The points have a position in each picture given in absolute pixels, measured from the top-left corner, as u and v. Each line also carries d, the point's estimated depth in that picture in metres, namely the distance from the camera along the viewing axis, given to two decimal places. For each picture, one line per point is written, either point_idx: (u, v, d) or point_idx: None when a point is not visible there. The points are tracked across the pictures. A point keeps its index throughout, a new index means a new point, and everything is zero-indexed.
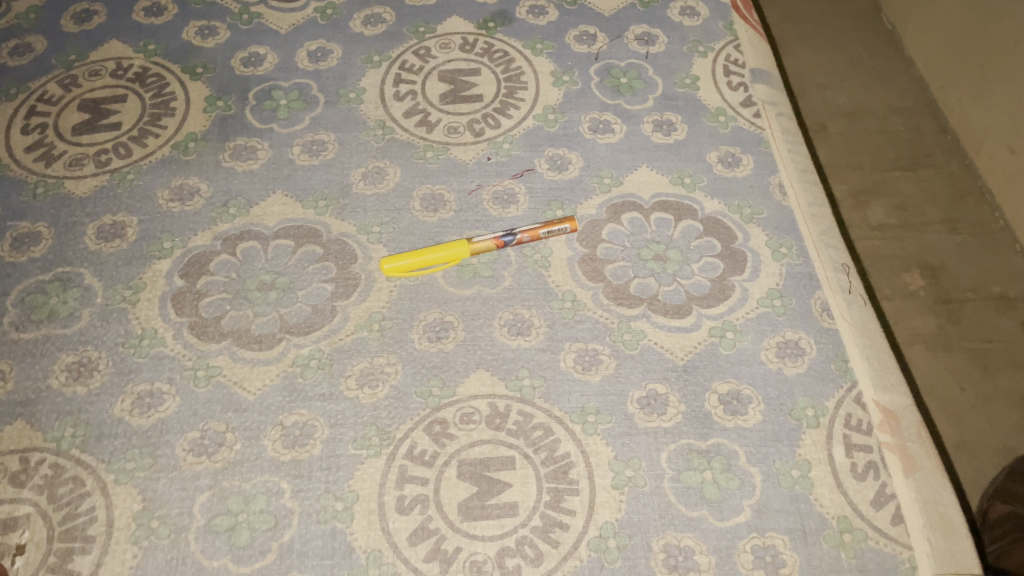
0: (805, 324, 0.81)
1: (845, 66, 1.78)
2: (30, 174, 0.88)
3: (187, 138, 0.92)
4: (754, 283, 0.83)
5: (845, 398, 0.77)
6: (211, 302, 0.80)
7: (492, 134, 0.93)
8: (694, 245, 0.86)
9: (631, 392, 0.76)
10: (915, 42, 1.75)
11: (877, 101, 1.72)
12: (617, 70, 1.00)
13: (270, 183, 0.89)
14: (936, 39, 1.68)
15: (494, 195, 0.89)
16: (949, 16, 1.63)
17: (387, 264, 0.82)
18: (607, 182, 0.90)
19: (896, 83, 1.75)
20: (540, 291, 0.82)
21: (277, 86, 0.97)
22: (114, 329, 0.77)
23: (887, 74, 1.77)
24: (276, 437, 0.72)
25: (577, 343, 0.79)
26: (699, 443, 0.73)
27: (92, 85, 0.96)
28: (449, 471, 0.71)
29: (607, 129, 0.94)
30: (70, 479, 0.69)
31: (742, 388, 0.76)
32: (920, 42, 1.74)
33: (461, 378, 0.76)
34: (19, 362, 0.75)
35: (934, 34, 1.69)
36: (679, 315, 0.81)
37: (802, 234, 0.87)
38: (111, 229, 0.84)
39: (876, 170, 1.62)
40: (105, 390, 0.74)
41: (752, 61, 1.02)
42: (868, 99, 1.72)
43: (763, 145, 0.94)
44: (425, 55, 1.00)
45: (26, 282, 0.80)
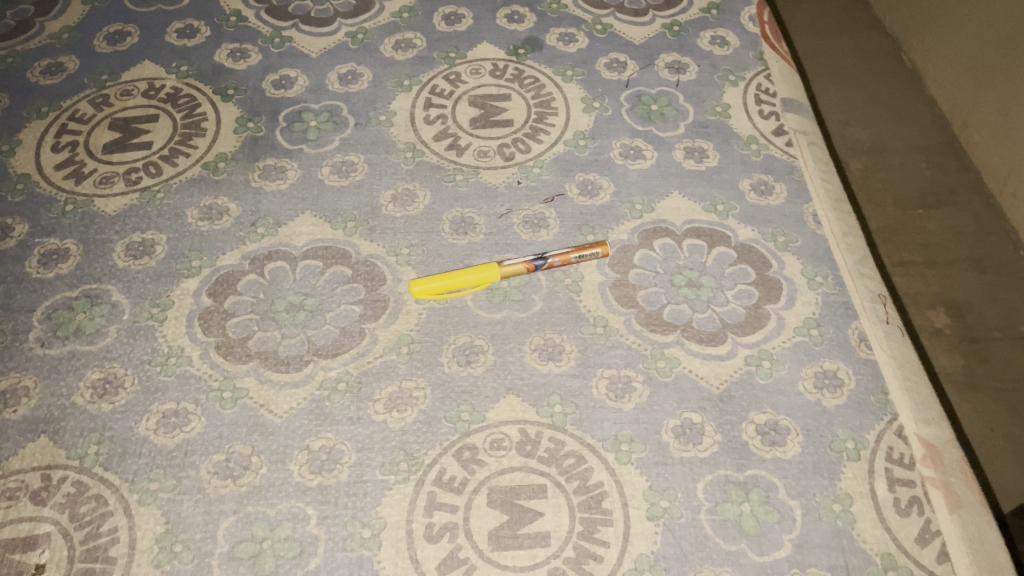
0: (843, 355, 0.79)
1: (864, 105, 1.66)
2: (59, 191, 0.88)
3: (217, 158, 0.92)
4: (790, 311, 0.82)
5: (886, 430, 0.74)
6: (239, 322, 0.79)
7: (522, 159, 0.93)
8: (728, 272, 0.85)
9: (665, 421, 0.74)
10: (934, 71, 1.65)
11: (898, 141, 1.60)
12: (648, 97, 0.99)
13: (299, 203, 0.88)
14: (959, 70, 1.58)
15: (525, 219, 0.88)
16: (976, 48, 1.52)
17: (416, 288, 0.80)
18: (638, 208, 0.89)
19: (918, 120, 1.63)
20: (571, 315, 0.81)
21: (307, 108, 0.97)
22: (141, 346, 0.77)
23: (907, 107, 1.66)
24: (302, 462, 0.70)
25: (608, 370, 0.77)
26: (736, 475, 0.71)
27: (124, 105, 0.96)
28: (479, 499, 0.69)
29: (638, 155, 0.94)
30: (92, 497, 0.68)
31: (780, 419, 0.74)
32: (939, 72, 1.63)
33: (491, 403, 0.75)
34: (44, 378, 0.74)
35: (957, 64, 1.58)
36: (713, 342, 0.79)
37: (837, 263, 0.86)
38: (140, 247, 0.84)
39: (898, 208, 1.52)
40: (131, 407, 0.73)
41: (783, 91, 1.01)
42: (889, 139, 1.61)
43: (795, 174, 0.93)
44: (456, 80, 1.00)
45: (53, 298, 0.80)
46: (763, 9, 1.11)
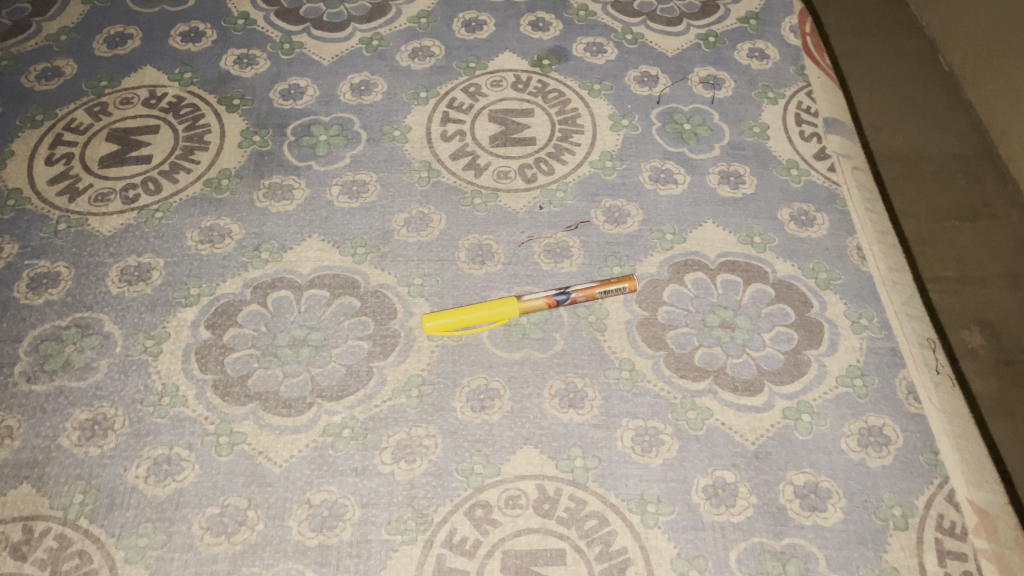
0: (889, 409, 0.73)
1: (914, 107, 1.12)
2: (52, 209, 0.83)
3: (220, 174, 0.86)
4: (832, 358, 0.76)
5: (936, 496, 0.68)
6: (238, 358, 0.74)
7: (545, 181, 0.86)
8: (765, 312, 0.78)
9: (696, 479, 0.68)
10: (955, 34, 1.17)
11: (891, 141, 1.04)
12: (681, 115, 0.93)
13: (306, 226, 0.82)
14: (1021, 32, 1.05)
15: (547, 247, 0.82)
16: None
17: (428, 324, 0.74)
18: (669, 238, 0.83)
19: (953, 118, 1.11)
20: (595, 357, 0.75)
21: (317, 120, 0.91)
22: (133, 383, 0.71)
23: (947, 98, 1.13)
24: (302, 518, 0.65)
25: (635, 421, 0.71)
26: (772, 543, 0.66)
27: (123, 114, 0.91)
28: (493, 564, 0.64)
29: (670, 179, 0.87)
30: (76, 553, 0.63)
31: (821, 480, 0.69)
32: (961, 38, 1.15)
33: (506, 455, 0.69)
34: (29, 417, 0.69)
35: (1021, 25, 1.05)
36: (748, 392, 0.73)
37: (883, 304, 0.79)
38: (135, 272, 0.78)
39: (932, 220, 0.97)
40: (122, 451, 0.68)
41: (825, 110, 0.94)
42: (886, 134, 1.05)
43: (838, 203, 0.86)
44: (475, 93, 0.94)
45: (40, 327, 0.75)
46: (806, 20, 1.04)
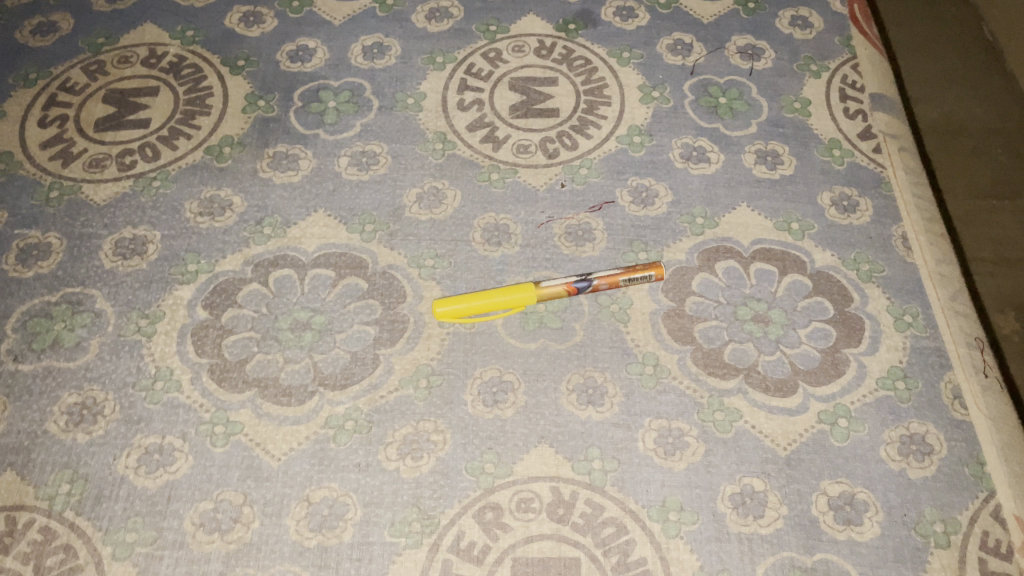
0: (933, 416, 0.68)
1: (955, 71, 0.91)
2: (44, 174, 0.78)
3: (221, 141, 0.81)
4: (872, 358, 0.70)
5: (981, 512, 0.64)
6: (237, 341, 0.69)
7: (568, 157, 0.81)
8: (801, 306, 0.73)
9: (722, 487, 0.64)
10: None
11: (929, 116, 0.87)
12: (716, 87, 0.87)
13: (312, 199, 0.77)
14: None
15: (568, 229, 0.76)
16: None
17: (439, 309, 0.69)
18: (699, 222, 0.77)
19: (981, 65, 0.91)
20: (616, 350, 0.70)
21: (327, 85, 0.85)
22: (125, 366, 0.67)
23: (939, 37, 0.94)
24: (300, 516, 0.61)
25: (658, 421, 0.66)
26: (803, 559, 0.62)
27: (121, 74, 0.85)
28: (502, 571, 0.60)
29: (702, 158, 0.81)
30: (61, 547, 0.60)
31: (857, 491, 0.64)
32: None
33: (519, 454, 0.65)
34: (15, 399, 0.66)
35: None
36: (781, 393, 0.68)
37: (929, 298, 0.73)
38: (130, 245, 0.74)
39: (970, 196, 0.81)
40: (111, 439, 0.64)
41: (872, 85, 0.87)
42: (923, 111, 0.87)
43: (883, 187, 0.80)
44: (496, 59, 0.88)
45: (29, 303, 0.71)
46: None
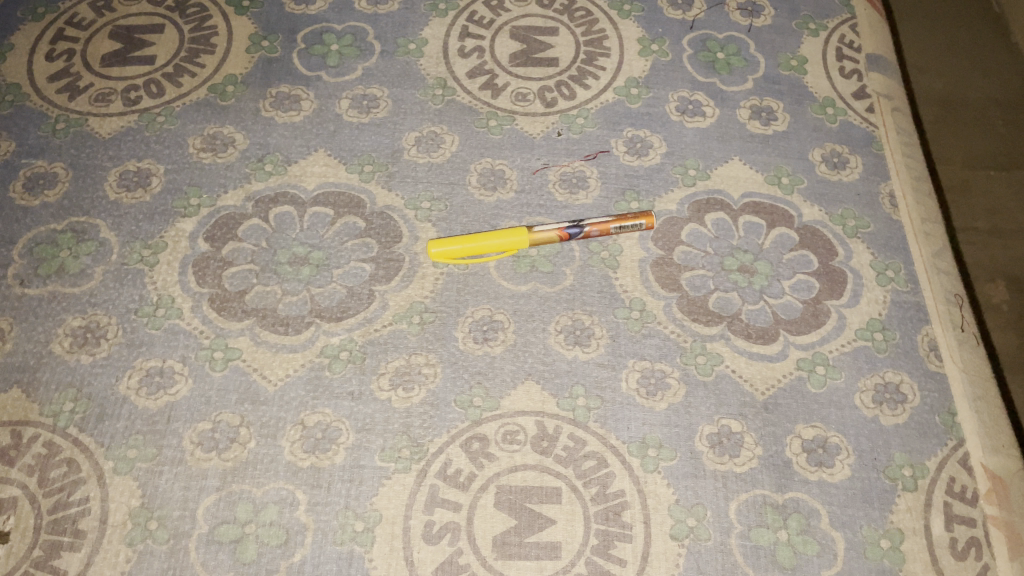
0: (908, 367, 0.70)
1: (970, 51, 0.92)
2: (50, 107, 0.79)
3: (225, 80, 0.82)
4: (852, 310, 0.72)
5: (948, 458, 0.66)
6: (236, 273, 0.71)
7: (565, 106, 0.82)
8: (787, 258, 0.75)
9: (700, 426, 0.66)
10: None
11: (933, 88, 0.88)
12: (714, 43, 0.87)
13: (313, 139, 0.79)
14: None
15: (562, 177, 0.78)
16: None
17: (434, 249, 0.71)
18: (691, 174, 0.79)
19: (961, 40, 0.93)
20: (605, 294, 0.72)
21: (330, 28, 0.86)
22: (128, 293, 0.69)
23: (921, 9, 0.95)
24: (295, 439, 0.64)
25: (642, 362, 0.69)
26: (775, 496, 0.64)
27: (127, 11, 0.86)
28: (486, 498, 0.63)
29: (697, 112, 0.83)
30: (64, 461, 0.62)
31: (830, 435, 0.67)
32: None
33: (507, 389, 0.67)
34: (21, 321, 0.68)
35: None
36: (762, 340, 0.71)
37: (912, 255, 0.75)
38: (134, 178, 0.76)
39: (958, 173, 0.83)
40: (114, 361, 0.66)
41: (869, 45, 0.88)
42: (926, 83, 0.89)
43: (874, 146, 0.81)
44: (497, 7, 0.88)
45: (35, 230, 0.72)
46: None
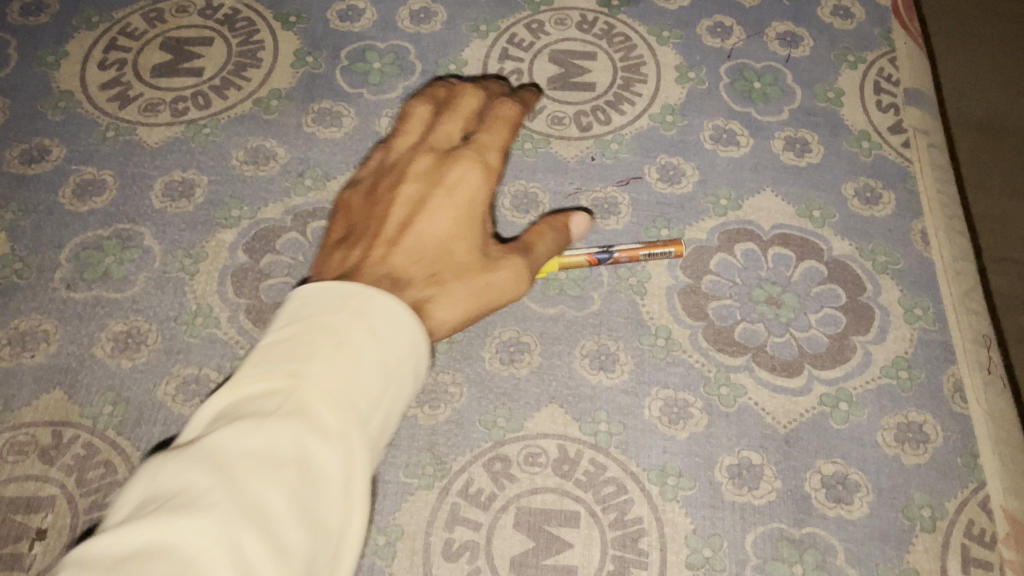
0: (933, 407, 0.70)
1: (1004, 66, 0.91)
2: (101, 114, 0.82)
3: (270, 94, 0.84)
4: (878, 347, 0.73)
5: (968, 500, 0.66)
6: (273, 285, 0.73)
7: (600, 131, 0.83)
8: (815, 292, 0.75)
9: (720, 457, 0.67)
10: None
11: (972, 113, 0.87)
12: (751, 72, 0.88)
13: (352, 155, 0.81)
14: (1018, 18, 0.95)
15: (594, 202, 0.79)
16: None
17: (576, 237, 0.67)
18: (723, 204, 0.79)
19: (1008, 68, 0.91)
20: (631, 320, 0.73)
21: (372, 46, 0.88)
22: (169, 300, 0.72)
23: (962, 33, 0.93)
24: None
25: (665, 390, 0.70)
26: (791, 531, 0.65)
27: (178, 23, 0.89)
28: (506, 519, 0.64)
29: (732, 141, 0.83)
30: (102, 462, 0.65)
31: (851, 472, 0.67)
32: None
33: (531, 411, 0.68)
34: (65, 323, 0.71)
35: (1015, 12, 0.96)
36: (786, 373, 0.71)
37: (942, 294, 0.75)
38: (179, 188, 0.78)
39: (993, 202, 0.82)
40: (373, 255, 0.53)
41: (908, 79, 0.88)
42: (966, 105, 0.88)
43: (907, 182, 0.81)
44: (538, 30, 0.90)
45: (82, 235, 0.75)
46: None
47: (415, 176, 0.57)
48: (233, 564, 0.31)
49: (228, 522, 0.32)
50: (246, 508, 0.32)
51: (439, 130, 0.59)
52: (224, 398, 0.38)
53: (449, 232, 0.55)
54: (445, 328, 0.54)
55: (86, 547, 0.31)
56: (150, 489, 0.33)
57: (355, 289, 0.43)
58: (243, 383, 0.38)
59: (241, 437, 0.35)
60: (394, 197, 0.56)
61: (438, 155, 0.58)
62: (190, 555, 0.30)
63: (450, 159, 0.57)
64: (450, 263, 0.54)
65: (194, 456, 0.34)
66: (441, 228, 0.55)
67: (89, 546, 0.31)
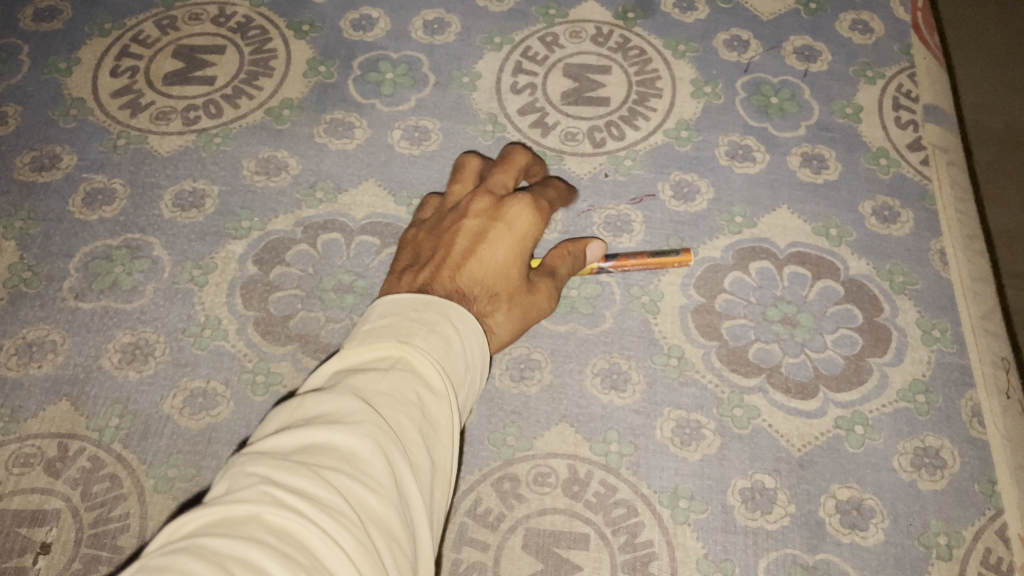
0: (950, 432, 0.69)
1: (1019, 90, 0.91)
2: (113, 122, 0.82)
3: (282, 104, 0.84)
4: (895, 370, 0.71)
5: (986, 528, 0.65)
6: (282, 297, 0.72)
7: (614, 146, 0.82)
8: (831, 312, 0.74)
9: (733, 480, 0.66)
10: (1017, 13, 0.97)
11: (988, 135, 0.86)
12: (768, 87, 0.87)
13: (364, 167, 0.80)
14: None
15: (607, 219, 0.78)
16: None
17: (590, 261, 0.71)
18: (738, 221, 0.78)
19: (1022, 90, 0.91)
20: (644, 339, 0.72)
21: (385, 56, 0.87)
22: (177, 312, 0.71)
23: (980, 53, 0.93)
24: None
25: (677, 411, 0.69)
26: (805, 557, 0.64)
27: (191, 31, 0.88)
28: (514, 540, 0.64)
29: (747, 157, 0.82)
30: (107, 476, 0.64)
31: (866, 497, 0.66)
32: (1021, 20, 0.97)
33: (541, 430, 0.68)
34: (73, 334, 0.70)
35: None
36: (801, 396, 0.70)
37: (960, 316, 0.74)
38: (189, 198, 0.77)
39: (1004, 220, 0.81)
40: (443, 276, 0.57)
41: (927, 96, 0.86)
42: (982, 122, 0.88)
43: (926, 200, 0.80)
44: (552, 42, 0.89)
45: (92, 245, 0.75)
46: None
47: (473, 208, 0.60)
48: (382, 461, 0.38)
49: (375, 433, 0.39)
50: (387, 426, 0.40)
51: (495, 177, 0.63)
52: (339, 366, 0.46)
53: (507, 260, 0.59)
54: (499, 337, 0.60)
55: (261, 451, 0.38)
56: (304, 414, 0.41)
57: (437, 298, 0.51)
58: (355, 352, 0.46)
59: (373, 382, 0.43)
60: (456, 229, 0.60)
61: (496, 196, 0.61)
62: (348, 457, 0.38)
63: (506, 199, 0.60)
64: (506, 287, 0.59)
65: (336, 394, 0.41)
66: (499, 257, 0.58)
67: (265, 449, 0.38)
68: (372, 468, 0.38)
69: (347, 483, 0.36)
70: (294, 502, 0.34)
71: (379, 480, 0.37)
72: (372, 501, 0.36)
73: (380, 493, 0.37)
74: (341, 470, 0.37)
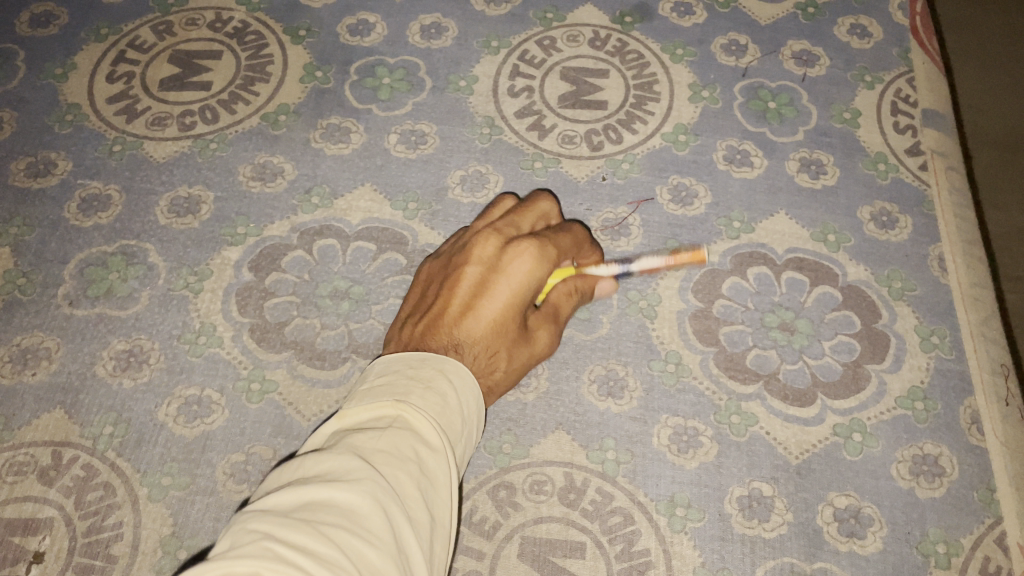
0: (949, 439, 0.68)
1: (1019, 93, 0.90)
2: (109, 128, 0.82)
3: (278, 109, 0.83)
4: (894, 377, 0.71)
5: (985, 537, 0.65)
6: (278, 304, 0.72)
7: (612, 151, 0.82)
8: (829, 319, 0.74)
9: (730, 488, 0.66)
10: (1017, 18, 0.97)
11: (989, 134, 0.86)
12: (766, 91, 0.86)
13: (360, 172, 0.80)
14: None
15: (604, 224, 0.77)
16: None
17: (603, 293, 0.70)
18: (735, 226, 0.78)
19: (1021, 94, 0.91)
20: (641, 345, 0.71)
21: (382, 61, 0.87)
22: (172, 319, 0.71)
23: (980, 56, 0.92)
24: None
25: (674, 418, 0.68)
26: (803, 565, 0.63)
27: (188, 36, 0.88)
28: (510, 548, 0.63)
29: (745, 162, 0.82)
30: (101, 484, 0.64)
31: (864, 506, 0.65)
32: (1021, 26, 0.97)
33: (537, 438, 0.67)
34: (68, 341, 0.70)
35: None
36: (799, 403, 0.69)
37: (959, 321, 0.73)
38: (185, 204, 0.77)
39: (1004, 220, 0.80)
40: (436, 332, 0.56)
41: (926, 100, 0.86)
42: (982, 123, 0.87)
43: (925, 205, 0.80)
44: (550, 47, 0.88)
45: (87, 251, 0.74)
46: None
47: (477, 254, 0.59)
48: (382, 518, 0.38)
49: (373, 491, 0.39)
50: (386, 483, 0.40)
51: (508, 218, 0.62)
52: (337, 427, 0.46)
53: (504, 316, 0.58)
54: (498, 387, 0.60)
55: (260, 508, 0.38)
56: (301, 474, 0.41)
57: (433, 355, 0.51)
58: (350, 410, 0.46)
59: (369, 441, 0.42)
60: (458, 276, 0.59)
61: (503, 239, 0.59)
62: (348, 513, 0.37)
63: (511, 245, 0.58)
64: (504, 342, 0.58)
65: (335, 453, 0.41)
66: (496, 312, 0.57)
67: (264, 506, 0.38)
68: (371, 525, 0.37)
69: (347, 541, 0.36)
70: (297, 560, 0.33)
71: (378, 536, 0.37)
72: (371, 556, 0.36)
73: (380, 549, 0.37)
74: (340, 527, 0.36)
